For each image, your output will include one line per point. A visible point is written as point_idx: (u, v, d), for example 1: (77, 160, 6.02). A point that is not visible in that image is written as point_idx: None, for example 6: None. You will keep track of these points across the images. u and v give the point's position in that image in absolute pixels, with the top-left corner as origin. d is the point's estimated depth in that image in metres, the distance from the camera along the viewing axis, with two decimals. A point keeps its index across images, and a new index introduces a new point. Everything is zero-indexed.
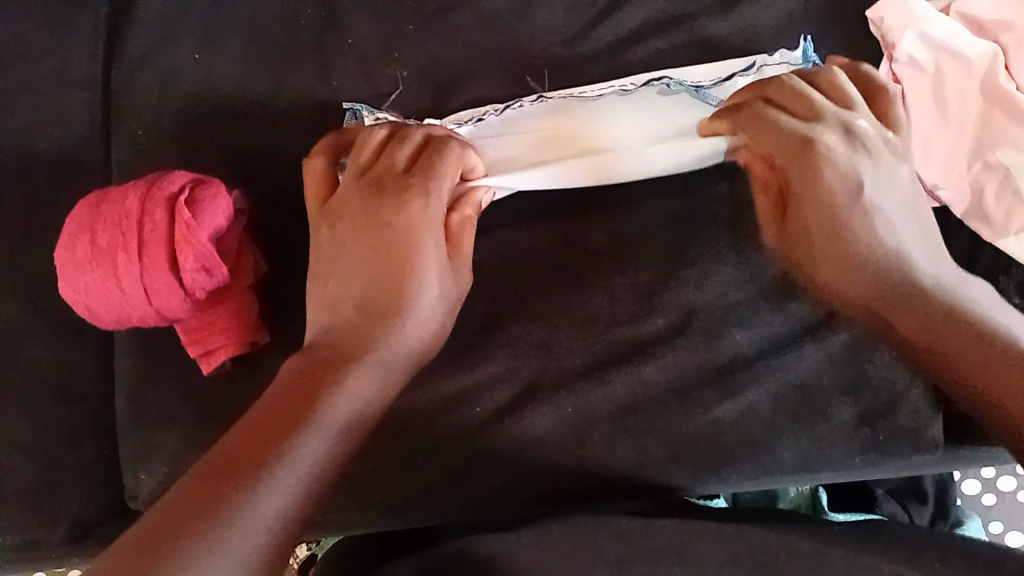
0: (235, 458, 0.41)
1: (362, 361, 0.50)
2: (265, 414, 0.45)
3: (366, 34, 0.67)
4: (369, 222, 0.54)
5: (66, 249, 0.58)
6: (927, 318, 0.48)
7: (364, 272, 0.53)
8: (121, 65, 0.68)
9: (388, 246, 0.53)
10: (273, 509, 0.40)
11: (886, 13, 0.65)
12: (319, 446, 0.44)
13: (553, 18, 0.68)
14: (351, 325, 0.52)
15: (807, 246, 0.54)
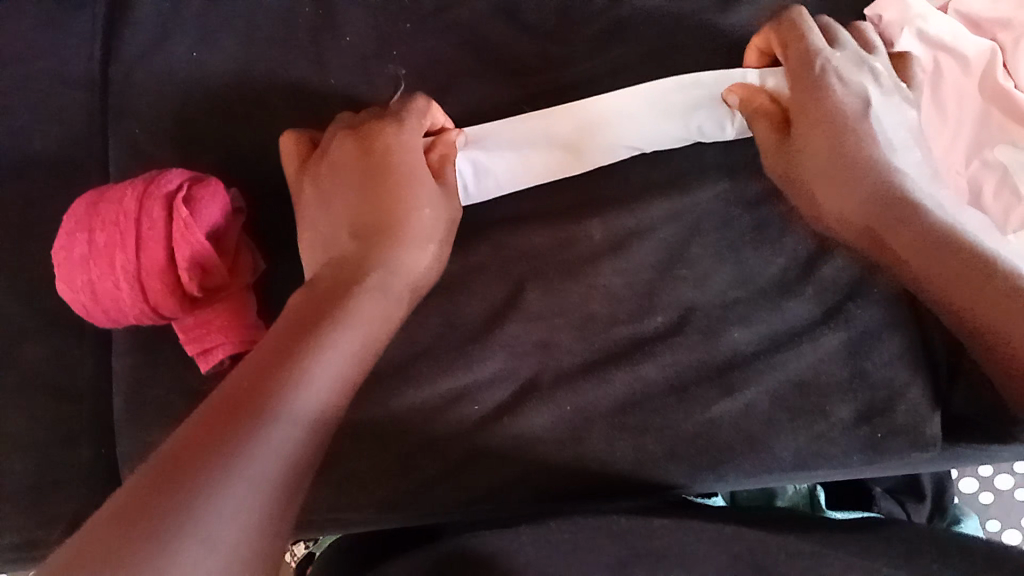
0: (222, 421, 0.41)
1: (360, 291, 0.53)
2: (246, 378, 0.44)
3: (364, 32, 0.67)
4: (359, 172, 0.57)
5: (63, 247, 0.57)
6: (938, 260, 0.51)
7: (362, 204, 0.57)
8: (119, 64, 0.68)
9: (382, 177, 0.57)
10: (261, 471, 0.40)
11: (885, 9, 0.64)
12: (297, 418, 0.44)
13: (550, 16, 0.68)
14: (352, 258, 0.55)
15: (808, 167, 0.57)
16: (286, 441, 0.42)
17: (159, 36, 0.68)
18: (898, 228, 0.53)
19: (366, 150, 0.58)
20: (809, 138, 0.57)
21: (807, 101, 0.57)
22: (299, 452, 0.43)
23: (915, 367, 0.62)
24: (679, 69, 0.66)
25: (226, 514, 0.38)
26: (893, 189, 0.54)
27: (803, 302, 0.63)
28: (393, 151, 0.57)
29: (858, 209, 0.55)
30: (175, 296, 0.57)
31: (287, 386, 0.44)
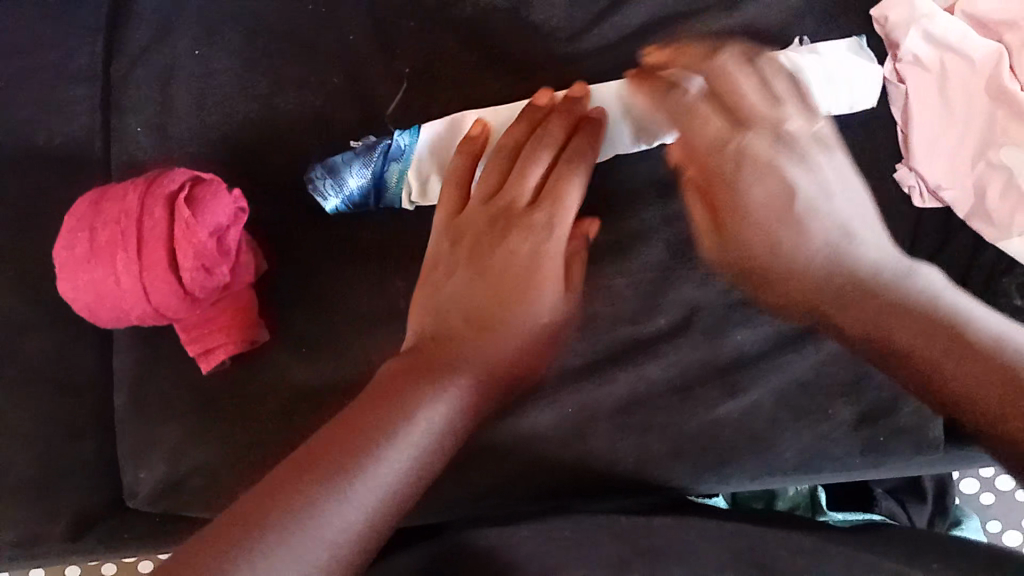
0: (324, 455, 0.43)
1: (462, 363, 0.50)
2: (357, 414, 0.46)
3: (367, 30, 0.67)
4: (496, 233, 0.56)
5: (65, 245, 0.57)
6: (903, 322, 0.51)
7: (475, 294, 0.54)
8: (121, 62, 0.67)
9: (508, 274, 0.55)
10: (360, 507, 0.42)
11: (890, 11, 0.65)
12: (410, 445, 0.45)
13: (554, 15, 0.67)
14: (458, 333, 0.52)
15: (742, 226, 0.57)
16: (393, 474, 0.44)
17: (162, 34, 0.68)
18: (845, 287, 0.53)
19: (497, 219, 0.57)
20: (728, 185, 0.57)
21: (709, 122, 0.58)
22: (406, 482, 0.44)
23: None
24: None
25: (321, 547, 0.41)
26: (853, 267, 0.53)
27: None
28: (519, 229, 0.56)
29: (810, 283, 0.55)
30: (175, 297, 0.57)
31: (395, 422, 0.45)
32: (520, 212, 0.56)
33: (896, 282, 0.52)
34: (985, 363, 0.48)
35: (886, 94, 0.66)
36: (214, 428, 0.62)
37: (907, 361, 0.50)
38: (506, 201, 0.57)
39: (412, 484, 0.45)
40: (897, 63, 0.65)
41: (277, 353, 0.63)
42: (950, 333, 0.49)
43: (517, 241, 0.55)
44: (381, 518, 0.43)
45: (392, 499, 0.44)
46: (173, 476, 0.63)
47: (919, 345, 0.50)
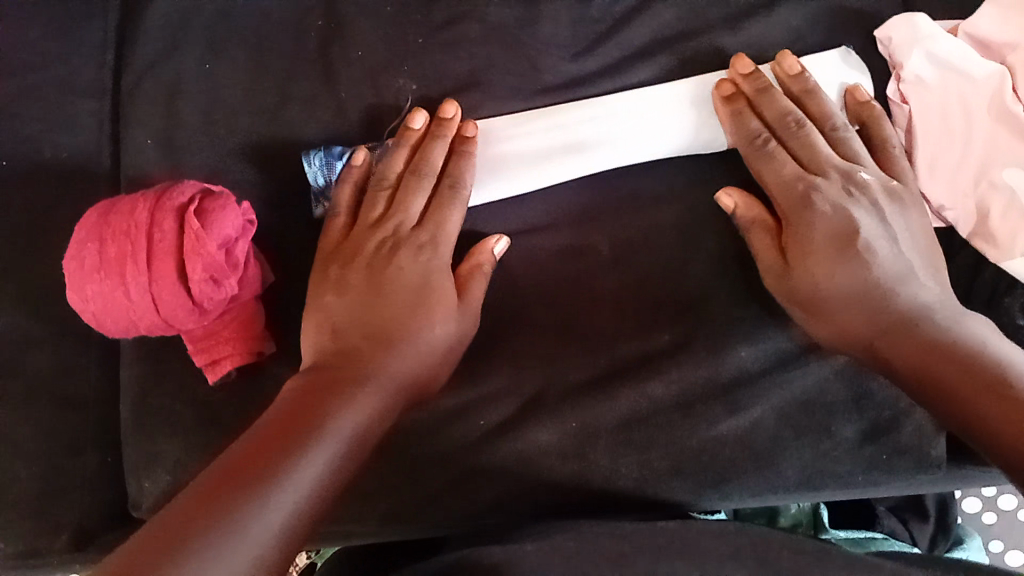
0: (235, 474, 0.42)
1: (368, 382, 0.52)
2: (260, 435, 0.45)
3: (374, 46, 0.68)
4: (382, 262, 0.58)
5: (74, 257, 0.57)
6: (925, 356, 0.50)
7: (361, 310, 0.56)
8: (131, 75, 0.68)
9: (398, 287, 0.57)
10: (278, 517, 0.41)
11: (893, 32, 0.66)
12: (322, 456, 0.45)
13: (560, 33, 0.68)
14: (360, 349, 0.54)
15: (816, 249, 0.56)
16: (308, 485, 0.43)
17: (170, 48, 0.68)
18: (897, 328, 0.53)
19: (384, 243, 0.59)
20: (799, 224, 0.57)
21: (780, 168, 0.59)
22: (323, 491, 0.44)
23: None
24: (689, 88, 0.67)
25: (242, 556, 0.38)
26: (899, 308, 0.54)
27: None
28: (423, 241, 0.59)
29: (868, 326, 0.54)
30: (183, 309, 0.57)
31: (310, 438, 0.46)
32: (407, 235, 0.59)
33: (923, 319, 0.53)
34: (978, 376, 0.47)
35: (892, 115, 0.67)
36: (218, 439, 0.63)
37: (936, 394, 0.49)
38: (400, 218, 0.60)
39: (324, 501, 0.44)
40: (899, 83, 0.66)
41: (282, 366, 0.64)
42: (975, 364, 0.48)
43: (410, 260, 0.58)
44: (306, 514, 0.43)
45: (305, 512, 0.43)
46: (176, 487, 0.63)
47: (933, 369, 0.49)
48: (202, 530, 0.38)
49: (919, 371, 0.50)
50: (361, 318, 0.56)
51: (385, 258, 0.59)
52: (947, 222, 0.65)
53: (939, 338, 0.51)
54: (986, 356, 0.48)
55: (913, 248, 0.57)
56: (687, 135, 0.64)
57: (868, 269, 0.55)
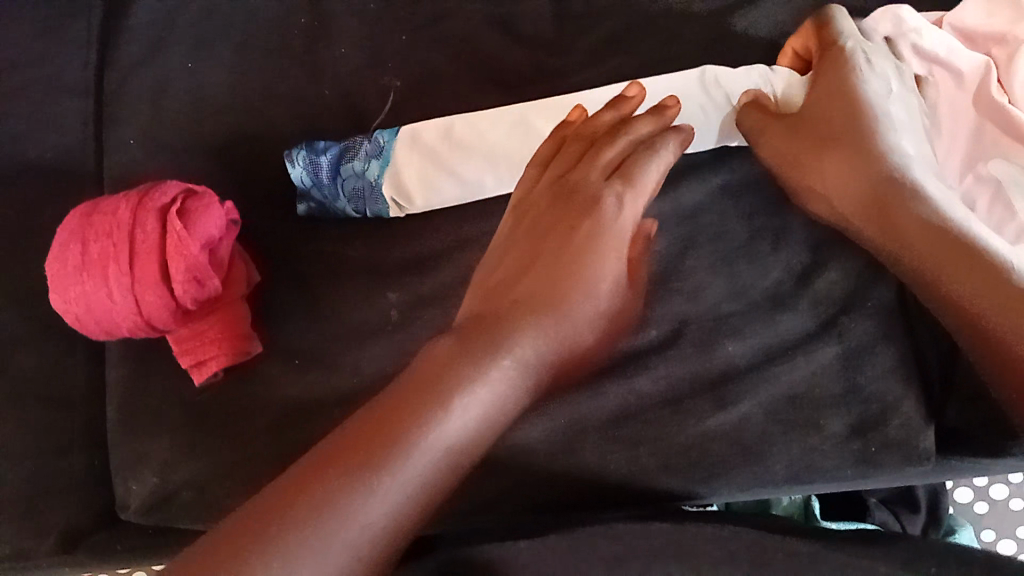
0: (342, 462, 0.39)
1: (509, 352, 0.45)
2: (361, 430, 0.40)
3: (358, 44, 0.68)
4: (564, 209, 0.52)
5: (57, 259, 0.57)
6: (926, 238, 0.51)
7: (540, 266, 0.50)
8: (114, 73, 0.67)
9: (568, 246, 0.50)
10: (366, 526, 0.38)
11: (876, 27, 0.65)
12: (426, 459, 0.40)
13: (544, 29, 0.68)
14: (527, 303, 0.48)
15: (816, 159, 0.57)
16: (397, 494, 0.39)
17: (154, 47, 0.68)
18: (882, 203, 0.54)
19: (560, 195, 0.53)
20: (817, 118, 0.58)
21: (831, 84, 0.57)
22: (414, 505, 0.40)
23: (909, 383, 0.62)
24: None
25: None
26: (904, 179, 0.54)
27: (798, 315, 0.64)
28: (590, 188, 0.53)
29: (855, 188, 0.55)
30: (169, 309, 0.57)
31: (408, 442, 0.40)
32: (584, 194, 0.52)
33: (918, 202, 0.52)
34: (1002, 289, 0.48)
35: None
36: (204, 439, 0.62)
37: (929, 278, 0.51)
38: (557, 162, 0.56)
39: (422, 508, 0.41)
40: None
41: (268, 365, 0.63)
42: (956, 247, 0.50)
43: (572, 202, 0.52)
44: (395, 525, 0.40)
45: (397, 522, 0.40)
46: (164, 488, 0.62)
47: (944, 266, 0.50)
48: (274, 532, 0.37)
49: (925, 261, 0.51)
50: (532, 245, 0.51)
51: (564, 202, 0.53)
52: None
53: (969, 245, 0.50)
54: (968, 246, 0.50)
55: (901, 117, 0.57)
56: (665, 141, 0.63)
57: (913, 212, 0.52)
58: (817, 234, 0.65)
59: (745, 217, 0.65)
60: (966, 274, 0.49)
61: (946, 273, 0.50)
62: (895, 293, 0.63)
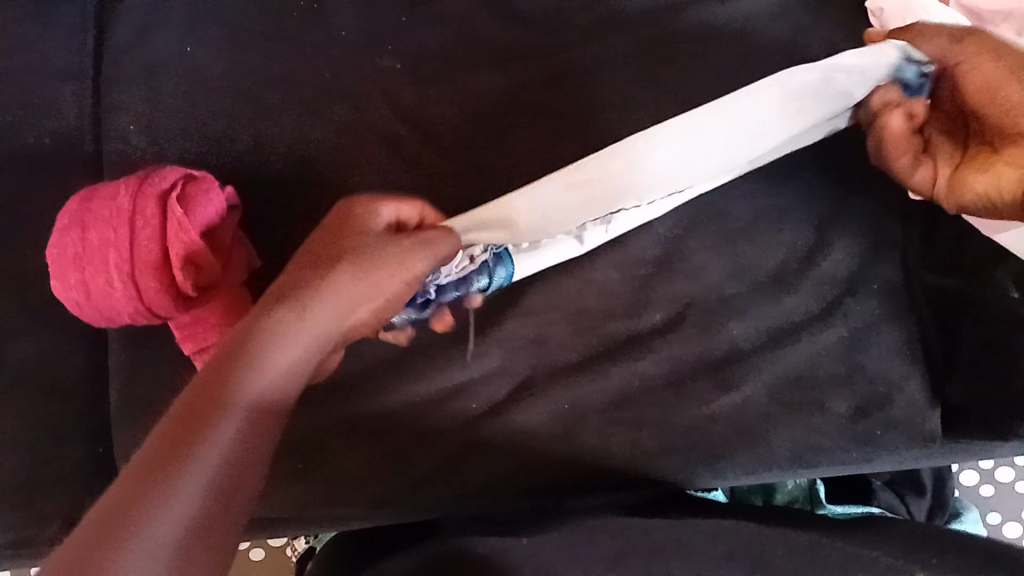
0: (166, 451, 0.37)
1: (296, 305, 0.45)
2: (174, 422, 0.39)
3: (357, 25, 0.67)
4: (338, 237, 0.48)
5: (57, 245, 0.57)
6: None
7: (324, 241, 0.48)
8: (112, 59, 0.67)
9: (339, 232, 0.48)
10: (183, 518, 0.36)
11: (885, 2, 0.64)
12: (239, 421, 0.40)
13: (545, 8, 0.67)
14: (293, 268, 0.47)
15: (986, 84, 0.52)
16: (216, 466, 0.38)
17: (153, 32, 0.67)
18: None
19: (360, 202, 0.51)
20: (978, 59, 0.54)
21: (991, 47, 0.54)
22: (240, 480, 0.39)
23: (914, 361, 0.62)
24: (679, 60, 0.65)
25: (166, 544, 0.35)
26: None
27: (800, 297, 0.63)
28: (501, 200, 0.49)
29: None
30: (168, 295, 0.56)
31: (221, 413, 0.40)
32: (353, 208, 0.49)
33: None
34: None
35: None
36: None
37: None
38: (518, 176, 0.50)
39: (233, 493, 0.39)
40: None
41: None
42: None
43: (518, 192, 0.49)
44: (228, 490, 0.38)
45: (223, 487, 0.38)
46: None
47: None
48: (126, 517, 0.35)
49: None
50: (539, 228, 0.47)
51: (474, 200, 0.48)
52: None
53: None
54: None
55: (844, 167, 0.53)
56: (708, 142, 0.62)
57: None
58: (818, 213, 0.65)
59: (749, 197, 0.65)
60: None
61: None
62: (899, 274, 0.63)
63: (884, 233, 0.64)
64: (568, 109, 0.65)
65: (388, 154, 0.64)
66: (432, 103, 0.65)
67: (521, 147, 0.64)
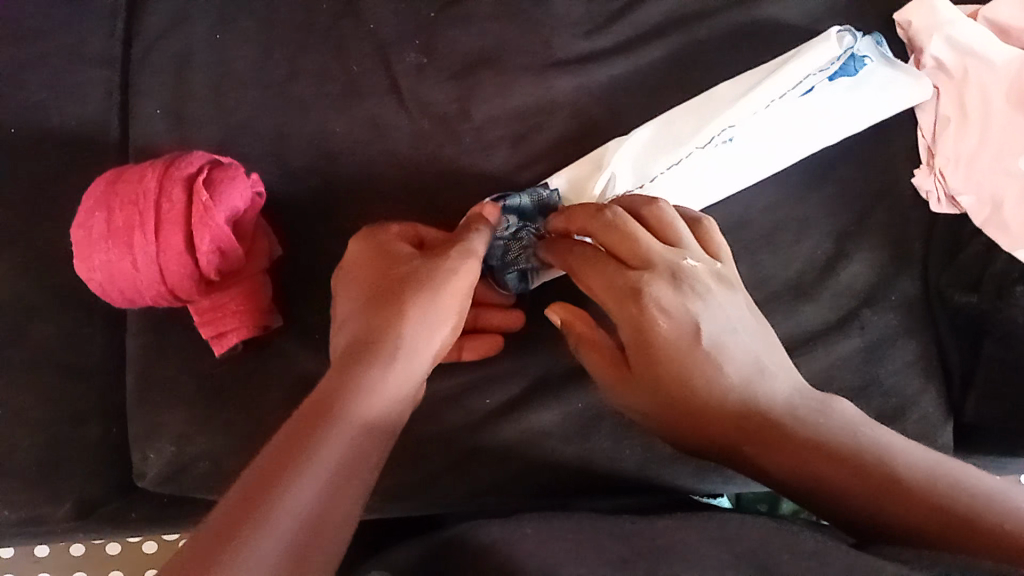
0: (276, 469, 0.38)
1: (371, 351, 0.45)
2: (243, 490, 0.37)
3: (384, 19, 0.66)
4: (384, 285, 0.48)
5: (81, 225, 0.57)
6: (839, 470, 0.41)
7: (360, 298, 0.49)
8: (139, 45, 0.66)
9: (385, 278, 0.49)
10: (293, 522, 0.37)
11: (913, 17, 0.64)
12: (351, 432, 0.41)
13: (574, 10, 0.67)
14: (362, 319, 0.47)
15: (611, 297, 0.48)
16: (311, 501, 0.38)
17: (179, 17, 0.66)
18: (757, 430, 0.43)
19: (381, 258, 0.51)
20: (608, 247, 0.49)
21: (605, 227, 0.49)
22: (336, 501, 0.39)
23: (928, 378, 0.63)
24: (705, 69, 0.66)
25: None
26: (765, 413, 0.44)
27: (818, 307, 0.63)
28: (653, 305, 0.46)
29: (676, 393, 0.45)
30: (191, 280, 0.57)
31: (332, 429, 0.41)
32: (380, 265, 0.50)
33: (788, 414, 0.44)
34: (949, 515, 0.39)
35: (917, 117, 0.66)
36: (222, 411, 0.62)
37: (875, 497, 0.40)
38: (656, 250, 0.47)
39: (317, 537, 0.37)
40: (920, 68, 0.65)
41: (288, 341, 0.63)
42: (891, 486, 0.40)
43: (658, 298, 0.46)
44: (323, 516, 0.38)
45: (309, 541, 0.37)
46: (182, 459, 0.62)
47: (768, 435, 0.43)
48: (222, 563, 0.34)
49: (785, 468, 0.42)
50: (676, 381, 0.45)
51: (621, 306, 0.47)
52: (961, 210, 0.64)
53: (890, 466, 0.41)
54: (962, 493, 0.39)
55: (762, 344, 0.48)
56: (762, 159, 0.62)
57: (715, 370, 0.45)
58: (839, 224, 0.65)
59: (772, 205, 0.64)
60: (894, 489, 0.40)
61: (849, 482, 0.41)
62: (915, 287, 0.64)
63: (902, 248, 0.65)
64: (591, 113, 0.65)
65: (411, 150, 0.64)
66: (458, 101, 0.65)
67: (543, 153, 0.65)
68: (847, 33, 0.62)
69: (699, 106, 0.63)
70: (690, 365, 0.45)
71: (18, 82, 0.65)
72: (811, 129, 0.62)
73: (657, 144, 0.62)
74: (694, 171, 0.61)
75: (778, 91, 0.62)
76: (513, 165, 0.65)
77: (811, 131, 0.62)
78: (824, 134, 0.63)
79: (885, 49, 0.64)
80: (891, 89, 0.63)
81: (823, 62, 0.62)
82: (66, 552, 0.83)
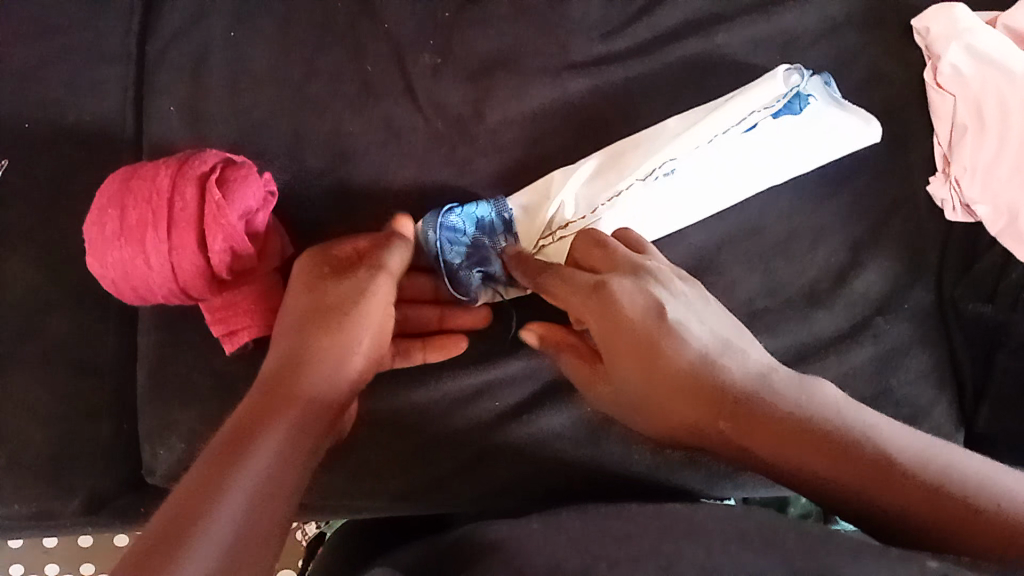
0: (215, 475, 0.39)
1: (300, 370, 0.47)
2: (182, 496, 0.38)
3: (401, 19, 0.66)
4: (311, 301, 0.49)
5: (95, 222, 0.57)
6: (839, 460, 0.40)
7: (290, 315, 0.50)
8: (155, 41, 0.66)
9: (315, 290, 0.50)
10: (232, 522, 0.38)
11: (932, 23, 0.65)
12: (283, 443, 0.43)
13: (591, 11, 0.66)
14: (291, 334, 0.48)
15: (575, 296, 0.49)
16: (244, 512, 0.38)
17: (195, 14, 0.66)
18: (750, 417, 0.42)
19: (315, 269, 0.51)
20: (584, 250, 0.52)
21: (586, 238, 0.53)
22: (269, 513, 0.40)
23: (940, 387, 0.63)
24: (722, 76, 0.66)
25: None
26: (756, 399, 0.43)
27: (831, 316, 0.63)
28: (614, 291, 0.47)
29: (676, 384, 0.45)
30: (203, 278, 0.57)
31: (261, 440, 0.42)
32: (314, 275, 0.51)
33: (772, 398, 0.43)
34: (944, 505, 0.38)
35: (933, 124, 0.66)
36: (233, 408, 0.62)
37: (873, 488, 0.39)
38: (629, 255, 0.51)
39: (254, 540, 0.38)
40: (937, 74, 0.65)
41: None
42: (882, 468, 0.39)
43: (622, 287, 0.48)
44: (257, 521, 0.39)
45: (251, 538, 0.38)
46: (193, 456, 0.62)
47: (753, 448, 0.42)
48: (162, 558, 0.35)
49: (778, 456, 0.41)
50: (649, 360, 0.45)
51: (582, 297, 0.48)
52: (976, 219, 0.63)
53: (881, 452, 0.40)
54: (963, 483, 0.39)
55: (718, 324, 0.49)
56: (740, 186, 0.62)
57: (687, 355, 0.45)
58: (854, 232, 0.64)
59: (787, 211, 0.63)
60: (890, 477, 0.39)
61: (840, 470, 0.40)
62: (931, 296, 0.64)
63: (917, 256, 0.64)
64: (606, 117, 0.65)
65: (425, 151, 0.64)
66: (472, 103, 0.65)
67: (558, 155, 0.65)
68: (794, 72, 0.62)
69: (656, 131, 0.63)
70: (661, 342, 0.45)
71: (34, 78, 0.65)
72: (756, 162, 0.62)
73: (625, 163, 0.62)
74: (665, 193, 0.61)
75: (738, 117, 0.61)
76: (527, 169, 0.64)
77: (818, 144, 0.62)
78: (837, 144, 0.62)
79: (833, 89, 0.63)
80: (860, 125, 0.62)
81: (777, 95, 0.62)
82: (74, 543, 0.83)
